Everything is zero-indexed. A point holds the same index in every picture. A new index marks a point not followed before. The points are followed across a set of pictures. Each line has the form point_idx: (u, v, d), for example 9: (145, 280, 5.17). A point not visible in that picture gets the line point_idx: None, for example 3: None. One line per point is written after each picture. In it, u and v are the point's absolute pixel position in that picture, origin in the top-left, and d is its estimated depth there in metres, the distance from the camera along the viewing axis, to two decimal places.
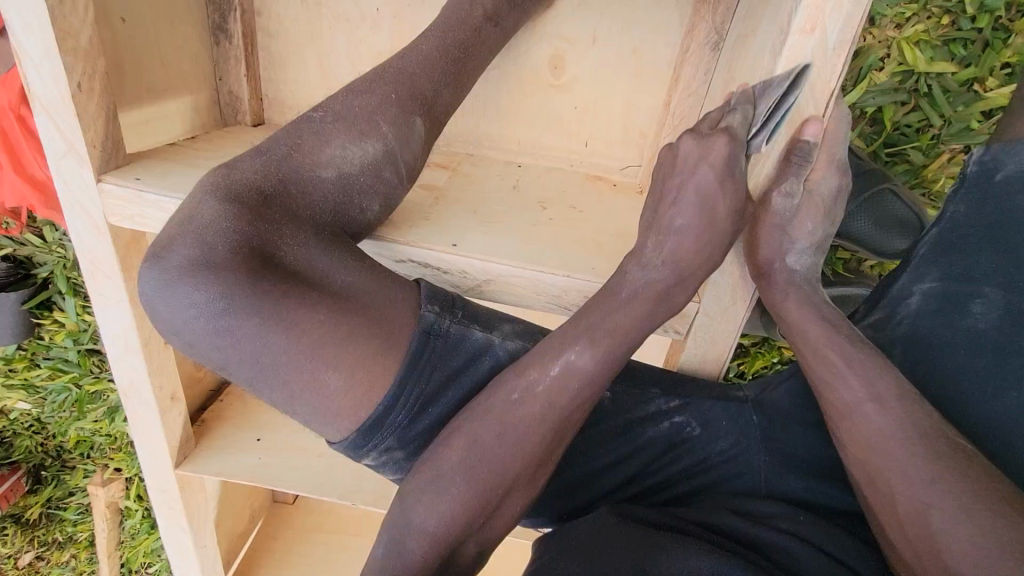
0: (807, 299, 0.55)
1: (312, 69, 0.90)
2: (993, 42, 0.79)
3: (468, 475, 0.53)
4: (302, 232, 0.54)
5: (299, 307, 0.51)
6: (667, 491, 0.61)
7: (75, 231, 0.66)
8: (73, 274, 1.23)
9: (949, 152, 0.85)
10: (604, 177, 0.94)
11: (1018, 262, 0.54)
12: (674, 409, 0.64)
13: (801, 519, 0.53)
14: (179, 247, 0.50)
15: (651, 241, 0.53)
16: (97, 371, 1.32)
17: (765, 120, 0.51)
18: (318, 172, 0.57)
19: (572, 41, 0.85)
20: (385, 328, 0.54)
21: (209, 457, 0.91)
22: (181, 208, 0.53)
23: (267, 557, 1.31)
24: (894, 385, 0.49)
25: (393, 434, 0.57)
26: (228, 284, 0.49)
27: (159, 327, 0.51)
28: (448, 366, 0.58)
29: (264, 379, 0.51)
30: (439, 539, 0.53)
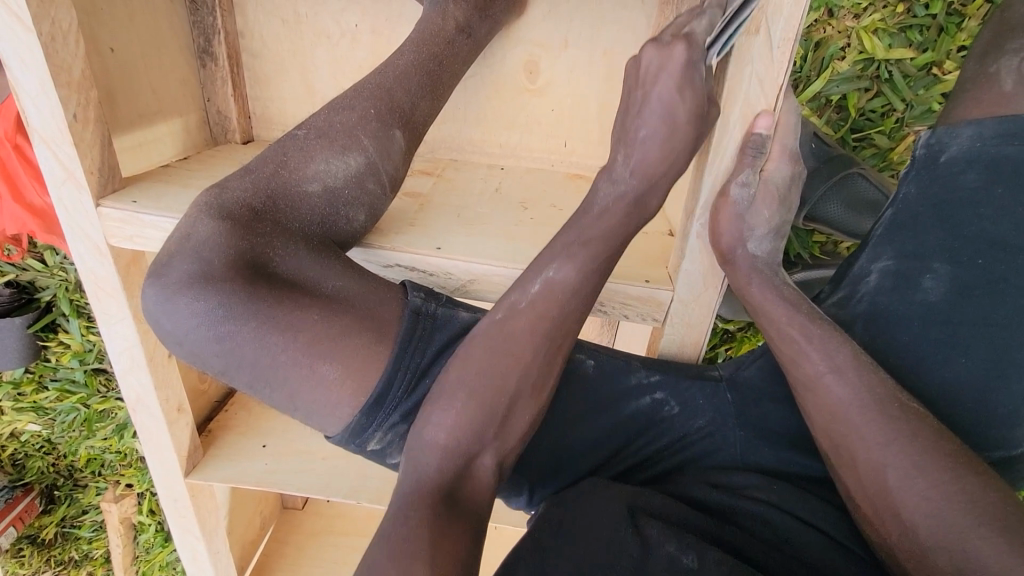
0: (770, 282, 0.58)
1: (296, 86, 0.94)
2: (947, 27, 0.82)
3: (471, 389, 0.55)
4: (292, 244, 0.57)
5: (294, 311, 0.54)
6: (652, 467, 0.64)
7: (77, 254, 0.69)
8: (76, 296, 1.26)
9: (913, 134, 0.88)
10: (584, 175, 0.97)
11: (961, 238, 0.59)
12: (654, 386, 0.66)
13: (775, 489, 0.57)
14: (178, 263, 0.53)
15: (621, 153, 0.55)
16: (105, 389, 1.35)
17: (721, 33, 0.51)
18: (305, 186, 0.60)
19: (544, 47, 0.89)
20: (378, 323, 0.57)
21: (216, 466, 0.94)
22: (177, 227, 0.57)
23: (279, 561, 1.34)
24: (852, 357, 0.52)
25: (395, 412, 0.58)
26: (227, 294, 0.52)
27: (163, 339, 0.54)
28: (439, 342, 0.60)
29: (264, 380, 0.54)
30: (451, 450, 0.54)
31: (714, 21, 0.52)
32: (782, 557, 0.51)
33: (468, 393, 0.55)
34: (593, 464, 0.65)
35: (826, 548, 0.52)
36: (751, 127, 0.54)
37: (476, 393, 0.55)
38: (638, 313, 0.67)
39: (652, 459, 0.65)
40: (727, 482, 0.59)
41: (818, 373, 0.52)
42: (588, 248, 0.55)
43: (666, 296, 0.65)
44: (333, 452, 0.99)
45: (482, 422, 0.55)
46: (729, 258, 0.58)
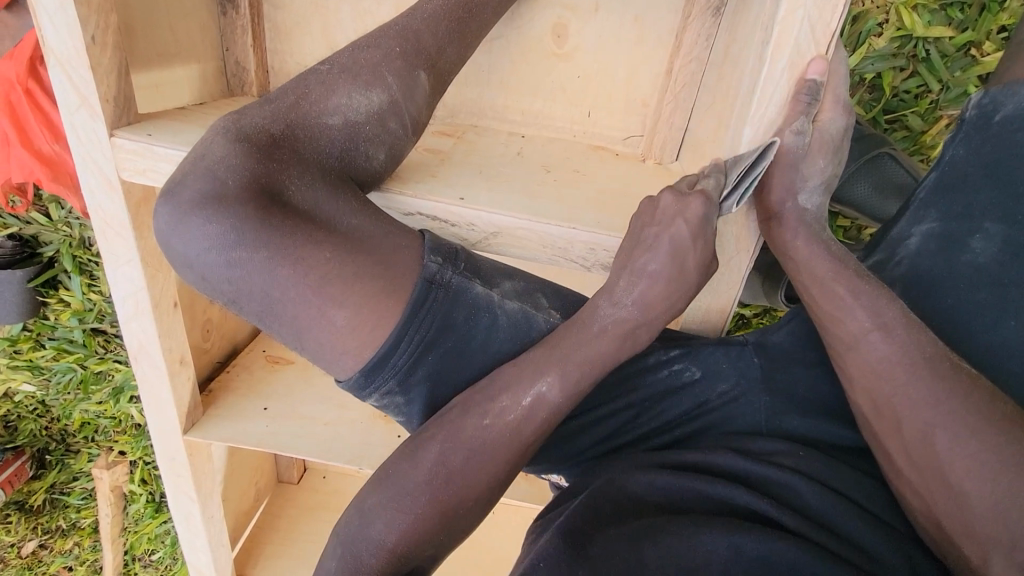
0: (817, 236, 0.56)
1: (317, 39, 0.91)
2: (989, 5, 0.80)
3: (436, 487, 0.54)
4: (308, 174, 0.54)
5: (305, 244, 0.51)
6: (668, 433, 0.62)
7: (87, 188, 0.67)
8: (79, 252, 1.23)
9: (947, 117, 0.86)
10: (605, 147, 0.95)
11: (1016, 197, 0.57)
12: (673, 358, 0.64)
13: (803, 456, 0.54)
14: (192, 184, 0.51)
15: (624, 281, 0.56)
16: (102, 351, 1.32)
17: (735, 186, 0.55)
18: (325, 119, 0.56)
19: (573, 9, 0.86)
20: (390, 268, 0.54)
21: (215, 425, 0.91)
22: (193, 148, 0.54)
23: (272, 535, 1.32)
24: (902, 317, 0.51)
25: (394, 377, 0.56)
26: (240, 219, 0.50)
27: (173, 262, 0.52)
28: (444, 319, 0.57)
29: (276, 311, 0.52)
30: (398, 548, 0.54)
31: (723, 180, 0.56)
32: (806, 528, 0.48)
33: (435, 491, 0.54)
34: (610, 426, 0.63)
35: (856, 516, 0.50)
36: (803, 74, 0.53)
37: (445, 486, 0.54)
38: None
39: (672, 421, 0.63)
40: (750, 448, 0.56)
41: (863, 331, 0.51)
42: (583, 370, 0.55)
43: None
44: (336, 418, 0.97)
45: (442, 518, 0.54)
46: (777, 212, 0.57)
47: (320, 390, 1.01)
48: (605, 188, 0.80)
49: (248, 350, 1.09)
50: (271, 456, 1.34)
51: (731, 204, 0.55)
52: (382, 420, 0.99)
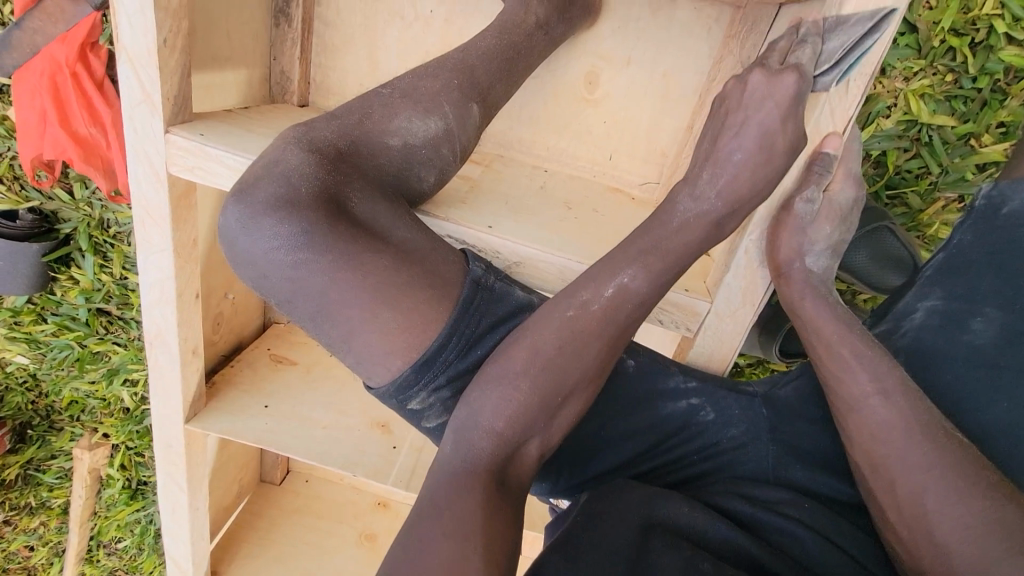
0: (824, 298, 0.61)
1: (362, 60, 0.97)
2: (990, 101, 0.86)
3: (534, 381, 0.57)
4: (370, 188, 0.56)
5: (366, 252, 0.54)
6: (680, 470, 0.65)
7: (136, 178, 0.70)
8: (96, 233, 1.24)
9: (943, 199, 0.93)
10: (622, 190, 1.00)
11: (1016, 288, 0.62)
12: (691, 391, 0.67)
13: (805, 506, 0.56)
14: (265, 187, 0.53)
15: (708, 173, 0.58)
16: (103, 332, 1.34)
17: (836, 62, 0.55)
18: (386, 139, 0.59)
19: (607, 60, 0.92)
20: (438, 279, 0.57)
21: (216, 417, 0.93)
22: (263, 154, 0.56)
23: (249, 534, 1.31)
24: (899, 382, 0.55)
25: (443, 374, 0.59)
26: (308, 223, 0.52)
27: (236, 259, 0.54)
28: (492, 316, 0.60)
29: (325, 312, 0.55)
30: (506, 437, 0.57)
31: (821, 48, 0.56)
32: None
33: (534, 379, 0.57)
34: (619, 457, 0.66)
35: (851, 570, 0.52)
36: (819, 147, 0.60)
37: (544, 372, 0.57)
38: (672, 321, 0.68)
39: (684, 461, 0.65)
40: (757, 495, 0.59)
41: (864, 394, 0.55)
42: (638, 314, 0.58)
43: (704, 306, 0.67)
44: (334, 423, 0.98)
45: (545, 405, 0.57)
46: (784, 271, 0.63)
47: (322, 394, 1.04)
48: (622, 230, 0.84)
49: (253, 346, 1.12)
50: (257, 453, 1.34)
51: (827, 81, 0.57)
52: (378, 429, 1.01)
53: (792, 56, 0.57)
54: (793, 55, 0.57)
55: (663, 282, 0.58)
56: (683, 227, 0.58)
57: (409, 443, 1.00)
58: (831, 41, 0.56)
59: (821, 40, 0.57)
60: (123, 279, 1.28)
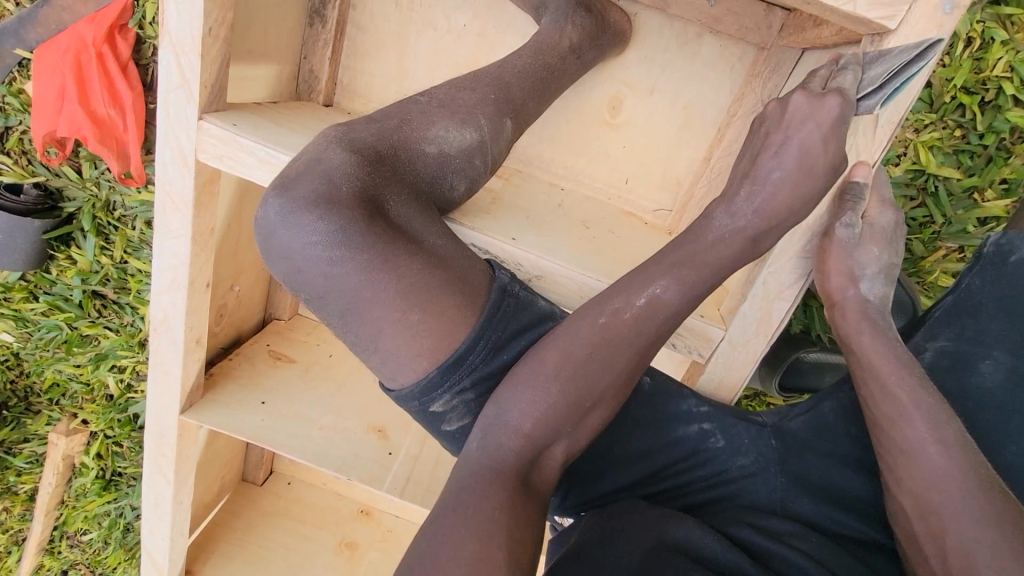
0: (874, 338, 0.62)
1: (391, 66, 0.98)
2: (995, 158, 0.90)
3: (563, 384, 0.58)
4: (406, 192, 0.57)
5: (398, 255, 0.54)
6: (687, 495, 0.65)
7: (162, 162, 0.70)
8: (100, 214, 1.23)
9: (944, 248, 0.96)
10: (635, 214, 1.01)
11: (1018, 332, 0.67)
12: (702, 416, 0.67)
13: (812, 540, 0.57)
14: (307, 182, 0.54)
15: (746, 190, 0.59)
16: (95, 315, 1.31)
17: (880, 83, 0.53)
18: (422, 145, 0.59)
19: (632, 88, 0.95)
20: (468, 287, 0.58)
21: (212, 410, 0.91)
22: (305, 149, 0.57)
23: (226, 534, 1.27)
24: (958, 435, 0.56)
25: (467, 377, 0.59)
26: (347, 222, 0.53)
27: (272, 250, 0.55)
28: (518, 322, 0.61)
29: (355, 311, 0.55)
30: (533, 437, 0.58)
31: (864, 73, 0.55)
32: None
33: (563, 383, 0.58)
34: (628, 478, 0.66)
35: None
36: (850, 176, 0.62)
37: (575, 376, 0.58)
38: (685, 345, 0.69)
39: (691, 488, 0.65)
40: (764, 524, 0.58)
41: (923, 443, 0.56)
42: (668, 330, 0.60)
43: (717, 334, 0.68)
44: (330, 425, 0.97)
45: (575, 407, 0.58)
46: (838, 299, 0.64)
47: (320, 394, 1.02)
48: (637, 252, 0.86)
49: (253, 340, 1.10)
50: (242, 451, 1.31)
51: (872, 104, 0.55)
52: (374, 434, 1.00)
53: (833, 81, 0.56)
54: (834, 80, 0.56)
55: (690, 308, 0.59)
56: (713, 257, 0.59)
57: (405, 450, 0.99)
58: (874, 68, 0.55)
59: (863, 67, 0.56)
60: (123, 263, 1.26)
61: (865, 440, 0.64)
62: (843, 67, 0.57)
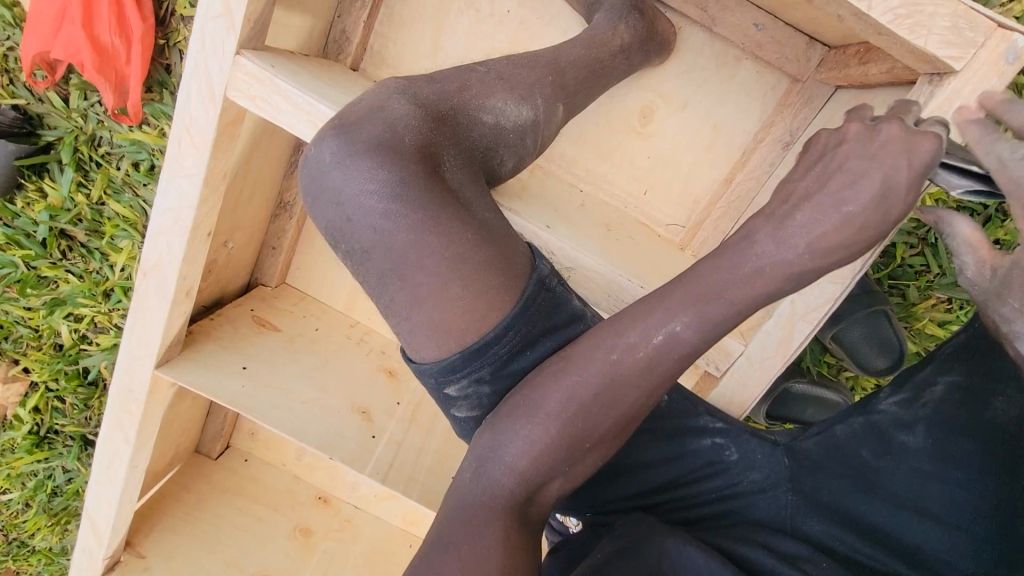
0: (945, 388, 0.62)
1: (426, 40, 0.96)
2: (993, 218, 0.94)
3: (579, 404, 0.54)
4: (462, 158, 0.55)
5: (452, 219, 0.52)
6: (696, 509, 0.64)
7: (186, 91, 0.65)
8: (83, 148, 1.14)
9: (935, 297, 1.00)
10: (649, 226, 1.00)
11: None
12: (717, 430, 0.67)
13: (825, 565, 0.55)
14: (368, 129, 0.52)
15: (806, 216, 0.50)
16: (59, 257, 1.21)
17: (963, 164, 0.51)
18: (481, 115, 0.58)
19: (665, 100, 0.95)
20: (509, 267, 0.55)
21: (189, 369, 0.85)
22: (367, 97, 0.55)
23: (173, 507, 1.18)
24: None
25: (489, 365, 0.57)
26: (406, 175, 0.51)
27: (321, 194, 0.53)
28: (550, 320, 0.59)
29: (396, 273, 0.52)
30: (544, 454, 0.55)
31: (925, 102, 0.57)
32: None
33: (576, 405, 0.54)
34: (639, 485, 0.66)
35: None
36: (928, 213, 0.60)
37: (588, 401, 0.54)
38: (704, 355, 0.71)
39: (698, 499, 0.65)
40: (776, 546, 0.57)
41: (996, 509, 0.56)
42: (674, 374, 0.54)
43: (737, 348, 0.69)
44: (314, 400, 0.92)
45: (585, 431, 0.55)
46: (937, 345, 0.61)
47: (305, 368, 0.97)
48: (656, 263, 0.85)
49: (235, 304, 1.04)
50: (200, 420, 1.24)
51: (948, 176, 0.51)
52: (358, 416, 0.95)
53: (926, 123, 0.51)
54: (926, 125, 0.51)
55: None
56: None
57: (388, 436, 0.95)
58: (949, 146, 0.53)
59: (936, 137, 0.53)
60: (99, 204, 1.17)
61: (875, 466, 0.62)
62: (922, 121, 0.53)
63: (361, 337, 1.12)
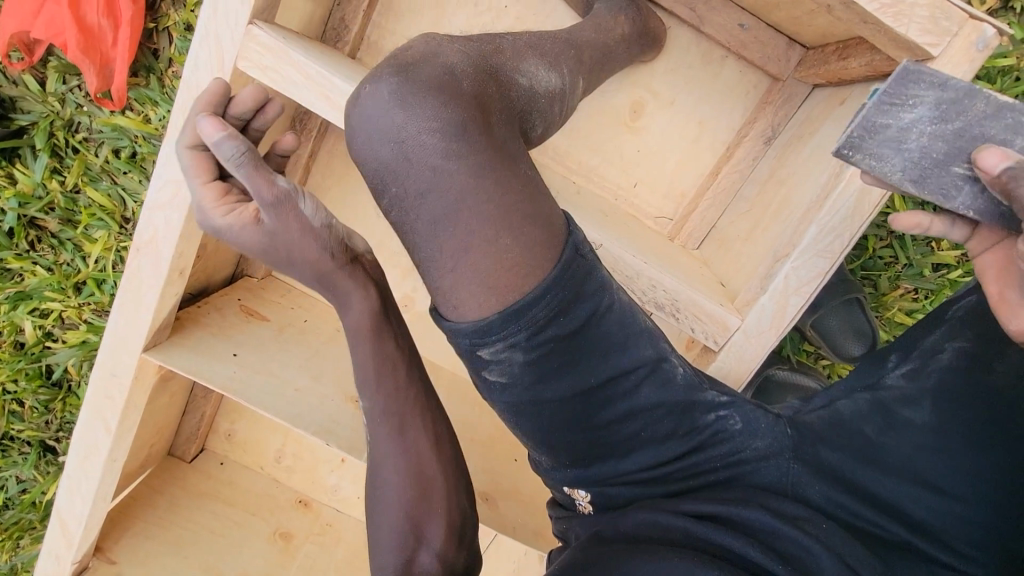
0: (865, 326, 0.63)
1: (423, 31, 0.97)
2: None
3: (390, 455, 0.66)
4: (508, 113, 0.57)
5: (502, 168, 0.54)
6: (697, 479, 0.64)
7: (194, 61, 0.66)
8: (59, 133, 1.10)
9: (901, 288, 1.07)
10: (639, 217, 1.03)
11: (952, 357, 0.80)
12: (722, 403, 0.66)
13: (824, 525, 0.57)
14: (426, 72, 0.53)
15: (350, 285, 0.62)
16: (26, 248, 1.15)
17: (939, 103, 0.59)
18: (520, 75, 0.59)
19: (653, 96, 0.99)
20: (547, 225, 0.55)
21: (179, 354, 0.83)
22: (415, 47, 0.56)
23: (147, 512, 1.12)
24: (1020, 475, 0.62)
25: (525, 329, 0.55)
26: (463, 120, 0.52)
27: (372, 135, 0.53)
28: (577, 287, 0.56)
29: (448, 220, 0.53)
30: (396, 501, 0.66)
31: None
32: None
33: (389, 456, 0.66)
34: (650, 459, 0.64)
35: None
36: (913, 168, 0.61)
37: (386, 449, 0.66)
38: (703, 332, 0.77)
39: (701, 467, 0.64)
40: (777, 507, 0.58)
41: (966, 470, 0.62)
42: (388, 405, 0.65)
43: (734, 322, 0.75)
44: (307, 388, 0.90)
45: (399, 468, 0.66)
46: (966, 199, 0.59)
47: (295, 357, 0.95)
48: (650, 247, 0.88)
49: (222, 293, 1.01)
50: (175, 419, 1.19)
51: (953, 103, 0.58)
52: (352, 404, 0.93)
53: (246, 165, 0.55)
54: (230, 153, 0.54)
55: None
56: None
57: None
58: (946, 123, 0.58)
59: (927, 111, 0.58)
60: (74, 192, 1.13)
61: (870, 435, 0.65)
62: (867, 140, 0.59)
63: None
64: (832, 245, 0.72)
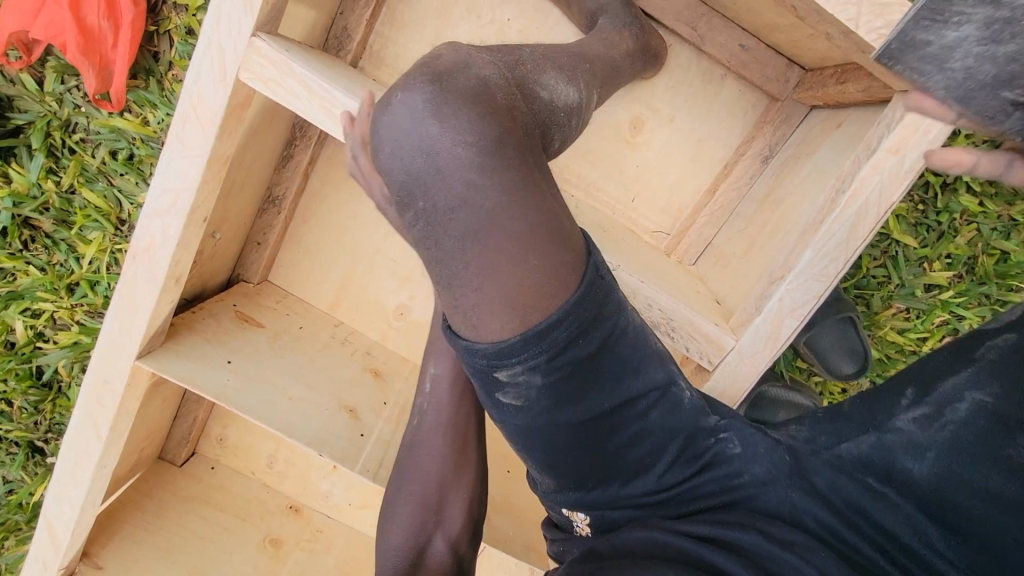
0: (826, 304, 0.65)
1: (425, 42, 0.98)
2: (947, 234, 1.03)
3: (434, 424, 0.74)
4: (530, 130, 0.56)
5: (528, 186, 0.52)
6: (698, 504, 0.63)
7: (197, 71, 0.66)
8: (56, 133, 1.09)
9: (894, 307, 1.08)
10: (636, 231, 1.04)
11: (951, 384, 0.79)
12: (722, 426, 0.67)
13: (818, 552, 0.56)
14: (457, 84, 0.52)
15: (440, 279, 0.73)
16: (18, 247, 1.14)
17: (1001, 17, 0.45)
18: (537, 93, 0.59)
19: (654, 111, 1.00)
20: (569, 247, 0.54)
21: (173, 361, 0.82)
22: (443, 61, 0.55)
23: (135, 516, 1.10)
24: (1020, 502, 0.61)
25: (546, 351, 0.53)
26: (490, 135, 0.51)
27: (400, 146, 0.52)
28: (600, 310, 0.55)
29: (472, 237, 0.51)
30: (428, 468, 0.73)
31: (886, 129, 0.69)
32: None
33: (433, 421, 0.74)
34: (655, 483, 0.64)
35: None
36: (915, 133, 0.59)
37: (434, 418, 0.74)
38: (699, 351, 0.77)
39: (701, 490, 0.64)
40: (772, 531, 0.58)
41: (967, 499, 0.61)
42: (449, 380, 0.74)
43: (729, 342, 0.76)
44: (301, 397, 0.90)
45: (439, 437, 0.74)
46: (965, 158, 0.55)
47: (290, 365, 0.94)
48: (647, 263, 0.89)
49: (217, 298, 1.00)
50: (166, 423, 1.18)
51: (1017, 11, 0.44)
52: (346, 414, 0.93)
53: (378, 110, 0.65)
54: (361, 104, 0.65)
55: None
56: None
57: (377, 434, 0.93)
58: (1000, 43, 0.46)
59: (974, 31, 0.46)
60: (70, 193, 1.12)
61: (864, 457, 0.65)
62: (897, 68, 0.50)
63: (345, 338, 1.09)
64: (829, 268, 0.72)
